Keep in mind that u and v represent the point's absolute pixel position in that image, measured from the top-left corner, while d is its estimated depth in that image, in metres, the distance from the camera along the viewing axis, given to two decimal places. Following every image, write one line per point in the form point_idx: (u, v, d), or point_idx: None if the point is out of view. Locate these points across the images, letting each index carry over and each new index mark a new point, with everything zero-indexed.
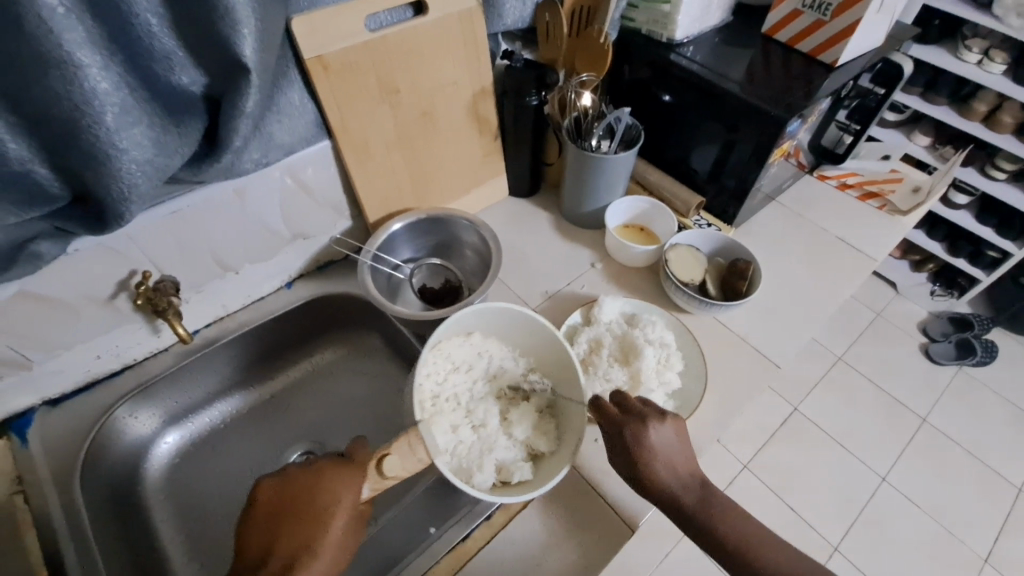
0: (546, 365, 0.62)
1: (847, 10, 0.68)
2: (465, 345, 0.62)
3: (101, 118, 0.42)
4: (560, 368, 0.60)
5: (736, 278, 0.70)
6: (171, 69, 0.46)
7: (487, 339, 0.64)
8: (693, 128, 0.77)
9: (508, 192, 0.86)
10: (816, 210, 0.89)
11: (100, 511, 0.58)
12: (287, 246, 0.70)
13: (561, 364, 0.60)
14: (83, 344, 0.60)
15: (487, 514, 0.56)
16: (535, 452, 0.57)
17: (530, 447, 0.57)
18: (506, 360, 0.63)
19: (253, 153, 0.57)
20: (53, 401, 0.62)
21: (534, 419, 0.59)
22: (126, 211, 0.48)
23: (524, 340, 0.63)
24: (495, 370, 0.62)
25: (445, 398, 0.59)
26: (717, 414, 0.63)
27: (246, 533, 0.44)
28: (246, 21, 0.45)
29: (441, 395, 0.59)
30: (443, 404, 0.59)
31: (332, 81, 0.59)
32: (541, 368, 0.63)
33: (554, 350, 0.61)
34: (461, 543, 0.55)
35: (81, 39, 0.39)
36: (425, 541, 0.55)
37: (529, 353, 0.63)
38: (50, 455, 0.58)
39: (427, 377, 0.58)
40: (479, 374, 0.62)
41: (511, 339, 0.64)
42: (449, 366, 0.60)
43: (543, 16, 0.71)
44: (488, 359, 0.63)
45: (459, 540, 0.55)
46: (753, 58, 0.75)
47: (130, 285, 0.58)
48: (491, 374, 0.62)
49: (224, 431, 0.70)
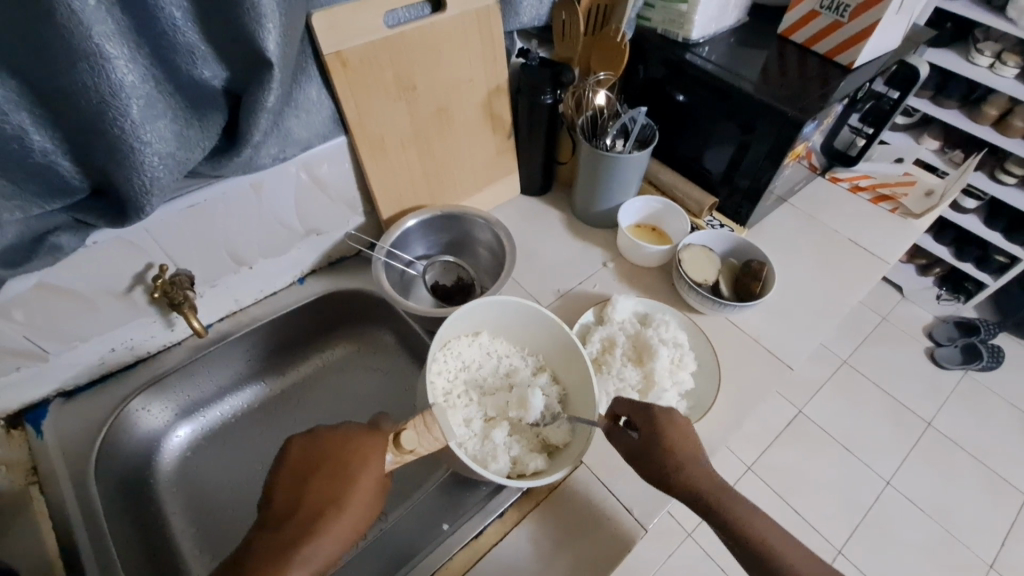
0: (557, 362, 0.62)
1: (866, 12, 0.68)
2: (473, 345, 0.62)
3: (126, 111, 0.42)
4: (571, 365, 0.60)
5: (750, 279, 0.70)
6: (194, 62, 0.46)
7: (496, 339, 0.64)
8: (708, 128, 0.77)
9: (520, 191, 0.86)
10: (828, 212, 0.89)
11: (114, 502, 0.59)
12: (301, 241, 0.70)
13: (571, 360, 0.60)
14: (100, 337, 0.60)
15: (501, 511, 0.56)
16: (550, 446, 0.57)
17: (544, 440, 0.57)
18: (518, 358, 0.63)
19: (271, 148, 0.57)
20: (68, 393, 0.62)
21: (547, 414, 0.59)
22: (147, 204, 0.48)
23: (535, 337, 0.63)
24: (506, 367, 0.63)
25: (457, 394, 0.60)
26: (729, 415, 0.63)
27: (276, 483, 0.47)
28: (270, 16, 0.45)
29: (453, 391, 0.60)
30: (455, 400, 0.59)
31: (350, 77, 0.59)
32: (553, 365, 0.62)
33: (566, 347, 0.60)
34: (474, 539, 0.55)
35: (109, 31, 0.39)
36: (438, 537, 0.55)
37: (540, 350, 0.63)
38: (65, 446, 0.58)
39: (438, 373, 0.59)
40: (491, 370, 0.62)
41: (522, 336, 0.64)
42: (459, 365, 0.61)
43: (560, 14, 0.71)
44: (498, 357, 0.63)
45: (472, 537, 0.55)
46: (769, 59, 0.75)
47: (147, 278, 0.59)
48: (503, 371, 0.62)
49: (235, 425, 0.71)
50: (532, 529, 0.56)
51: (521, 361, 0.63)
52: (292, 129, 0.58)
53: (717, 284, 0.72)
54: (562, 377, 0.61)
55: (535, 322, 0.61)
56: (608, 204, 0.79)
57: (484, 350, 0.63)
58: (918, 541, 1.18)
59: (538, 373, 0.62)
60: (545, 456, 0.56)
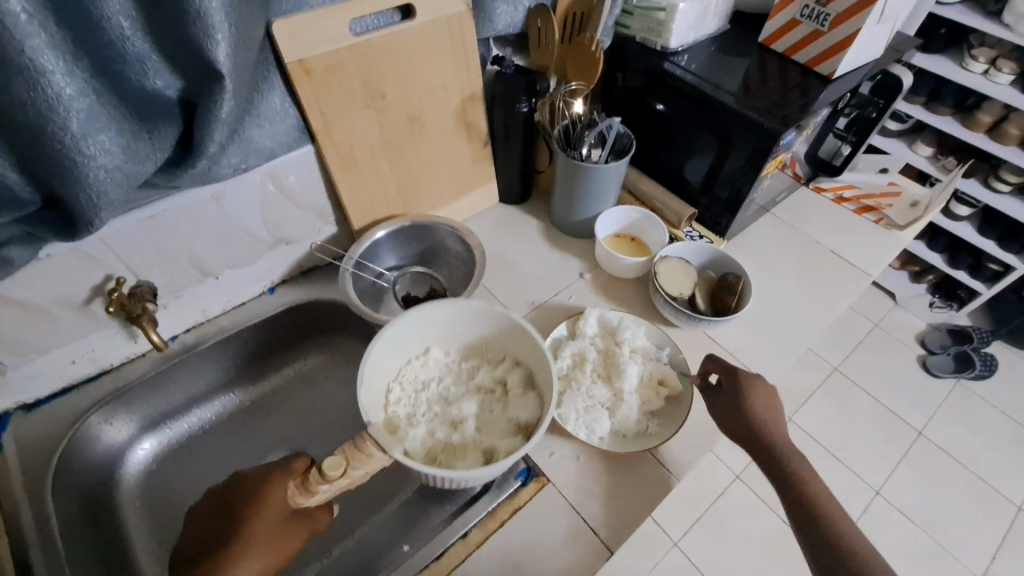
0: (513, 347, 0.60)
1: (846, 21, 0.67)
2: (426, 362, 0.59)
3: (68, 125, 0.41)
4: (527, 348, 0.58)
5: (725, 296, 0.69)
6: (145, 74, 0.45)
7: (451, 347, 0.61)
8: (688, 138, 0.76)
9: (497, 199, 0.85)
10: (812, 223, 0.88)
11: (73, 516, 0.57)
12: (268, 252, 0.69)
13: (527, 344, 0.58)
14: (59, 349, 0.59)
15: (464, 532, 0.55)
16: (527, 431, 0.56)
17: (520, 424, 0.56)
18: (475, 357, 0.61)
19: (231, 157, 0.56)
20: (28, 406, 0.61)
21: (515, 400, 0.57)
22: (97, 217, 0.47)
23: (486, 330, 0.60)
24: (466, 371, 0.60)
25: (419, 413, 0.57)
26: (703, 433, 0.62)
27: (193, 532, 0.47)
28: (219, 25, 0.44)
29: (415, 411, 0.57)
30: (418, 419, 0.56)
31: (314, 86, 0.58)
32: (512, 352, 0.60)
33: (517, 333, 0.58)
34: (437, 560, 0.54)
35: (45, 45, 0.38)
36: (400, 558, 0.54)
37: (496, 343, 0.61)
38: (23, 459, 0.57)
39: (395, 404, 0.56)
40: (451, 377, 0.60)
41: (479, 339, 0.61)
42: (415, 387, 0.58)
43: (535, 22, 0.70)
44: (456, 363, 0.61)
45: (434, 557, 0.54)
46: (749, 68, 0.74)
47: (105, 290, 0.57)
48: (465, 373, 0.60)
49: (203, 436, 0.70)
50: (498, 557, 0.54)
51: (482, 358, 0.61)
52: (252, 140, 0.57)
53: (694, 299, 0.70)
54: (523, 360, 0.60)
55: (480, 317, 0.59)
56: (586, 214, 0.78)
57: (439, 362, 0.60)
58: (908, 555, 1.16)
59: (499, 364, 0.60)
60: (517, 439, 0.55)
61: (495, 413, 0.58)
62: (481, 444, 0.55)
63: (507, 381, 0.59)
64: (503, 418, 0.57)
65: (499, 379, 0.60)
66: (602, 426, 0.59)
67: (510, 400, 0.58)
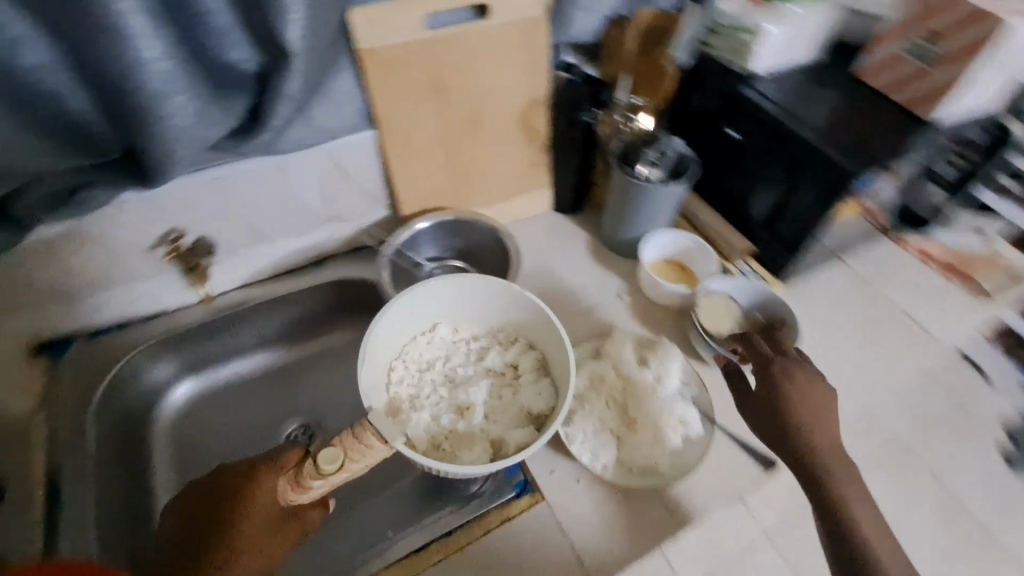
0: (526, 331, 0.59)
1: (957, 64, 0.60)
2: (432, 342, 0.59)
3: (148, 84, 0.45)
4: (540, 333, 0.57)
5: (749, 338, 0.66)
6: (224, 45, 0.49)
7: (462, 326, 0.61)
8: (757, 170, 0.71)
9: (550, 206, 0.84)
10: (888, 279, 0.80)
11: (110, 440, 0.63)
12: (320, 226, 0.72)
13: (543, 327, 0.57)
14: (125, 286, 0.65)
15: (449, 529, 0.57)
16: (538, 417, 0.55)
17: (530, 412, 0.56)
18: (486, 338, 0.61)
19: (295, 133, 0.59)
20: (91, 333, 0.67)
21: (525, 386, 0.57)
22: (165, 170, 0.51)
23: (499, 311, 0.59)
24: (475, 352, 0.60)
25: (424, 395, 0.57)
26: (717, 483, 0.58)
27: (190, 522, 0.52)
28: (295, 7, 0.47)
29: (419, 394, 0.57)
30: (423, 402, 0.56)
31: (382, 73, 0.60)
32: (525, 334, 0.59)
33: (531, 316, 0.57)
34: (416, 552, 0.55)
35: (138, 10, 0.42)
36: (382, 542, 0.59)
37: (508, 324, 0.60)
38: (78, 377, 0.63)
39: (398, 384, 0.56)
40: (458, 357, 0.59)
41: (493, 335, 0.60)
42: (420, 367, 0.58)
43: (611, 32, 0.70)
44: (466, 343, 0.60)
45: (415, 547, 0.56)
46: (837, 102, 0.68)
47: (168, 240, 0.63)
48: (474, 355, 0.60)
49: (235, 390, 0.74)
50: (478, 568, 0.53)
51: (492, 338, 0.61)
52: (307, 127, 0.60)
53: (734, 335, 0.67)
54: (536, 345, 0.59)
55: (492, 296, 0.58)
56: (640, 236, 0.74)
57: (448, 340, 0.60)
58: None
59: (510, 347, 0.60)
60: (528, 431, 0.54)
61: (505, 399, 0.57)
62: (490, 433, 0.55)
63: (518, 365, 0.59)
64: (513, 406, 0.57)
65: (509, 364, 0.59)
66: (607, 454, 0.57)
67: (520, 385, 0.57)
